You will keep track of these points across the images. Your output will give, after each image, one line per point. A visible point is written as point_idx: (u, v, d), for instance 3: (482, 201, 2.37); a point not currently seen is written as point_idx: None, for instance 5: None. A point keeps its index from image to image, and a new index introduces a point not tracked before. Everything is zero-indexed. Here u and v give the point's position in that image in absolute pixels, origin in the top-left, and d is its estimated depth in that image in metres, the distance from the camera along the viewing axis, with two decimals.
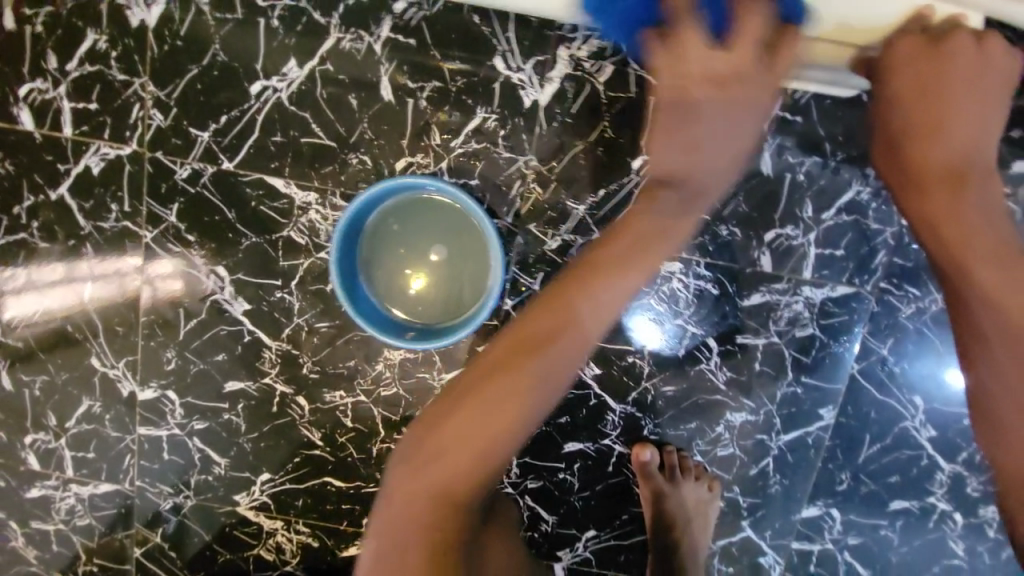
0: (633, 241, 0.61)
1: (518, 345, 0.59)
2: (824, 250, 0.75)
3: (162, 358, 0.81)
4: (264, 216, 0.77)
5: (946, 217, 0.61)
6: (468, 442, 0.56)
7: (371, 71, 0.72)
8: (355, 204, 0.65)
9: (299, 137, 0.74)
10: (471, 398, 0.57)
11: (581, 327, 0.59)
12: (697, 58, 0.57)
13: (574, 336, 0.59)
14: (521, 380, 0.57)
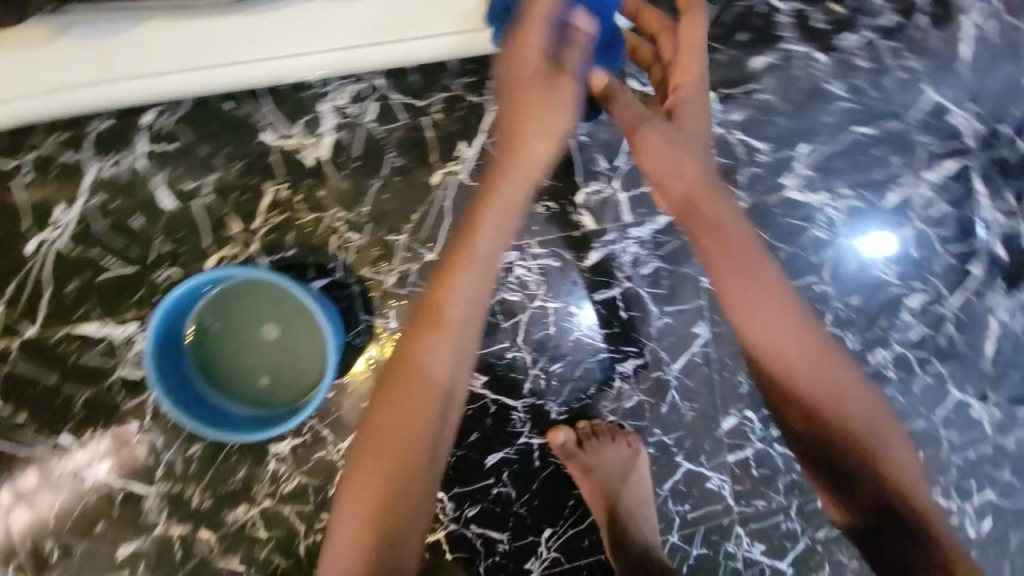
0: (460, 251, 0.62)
1: (400, 375, 0.61)
2: (631, 192, 0.82)
3: (40, 554, 0.74)
4: (91, 366, 0.73)
5: (686, 175, 0.69)
6: (389, 461, 0.60)
7: (143, 187, 0.70)
8: (156, 313, 0.60)
9: (97, 277, 0.71)
10: (377, 419, 0.61)
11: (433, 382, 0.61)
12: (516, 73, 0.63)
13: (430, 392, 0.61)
14: (415, 403, 0.60)
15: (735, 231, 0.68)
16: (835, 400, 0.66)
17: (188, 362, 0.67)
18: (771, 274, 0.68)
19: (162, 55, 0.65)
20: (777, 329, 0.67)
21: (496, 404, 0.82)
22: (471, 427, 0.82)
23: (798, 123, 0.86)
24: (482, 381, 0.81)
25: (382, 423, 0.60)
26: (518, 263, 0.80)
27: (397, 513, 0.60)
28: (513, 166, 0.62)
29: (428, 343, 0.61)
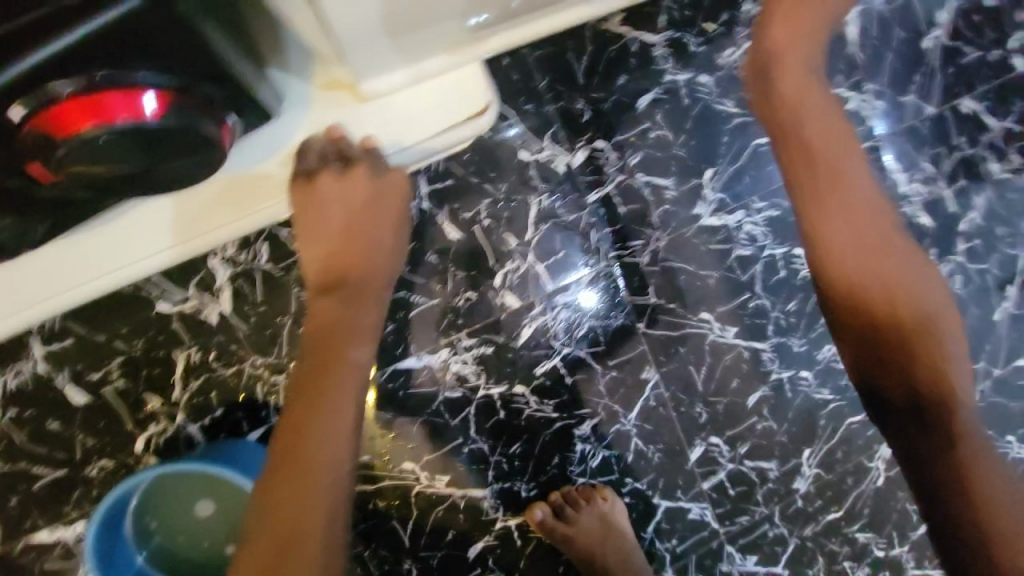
0: (306, 388, 0.56)
1: (270, 528, 0.53)
2: (548, 261, 0.81)
3: None
4: (49, 572, 0.72)
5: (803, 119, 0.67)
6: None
7: (52, 388, 0.69)
8: (87, 561, 0.59)
9: (30, 486, 0.70)
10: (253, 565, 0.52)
11: (327, 448, 0.55)
12: (335, 196, 0.58)
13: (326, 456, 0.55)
14: (289, 548, 0.52)
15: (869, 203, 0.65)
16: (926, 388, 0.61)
17: (155, 571, 0.67)
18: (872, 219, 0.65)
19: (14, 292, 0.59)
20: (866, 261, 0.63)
21: (464, 498, 0.82)
22: (446, 526, 0.82)
23: (699, 150, 0.85)
24: (445, 480, 0.81)
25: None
26: (452, 359, 0.79)
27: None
28: (355, 298, 0.59)
29: (292, 490, 0.54)
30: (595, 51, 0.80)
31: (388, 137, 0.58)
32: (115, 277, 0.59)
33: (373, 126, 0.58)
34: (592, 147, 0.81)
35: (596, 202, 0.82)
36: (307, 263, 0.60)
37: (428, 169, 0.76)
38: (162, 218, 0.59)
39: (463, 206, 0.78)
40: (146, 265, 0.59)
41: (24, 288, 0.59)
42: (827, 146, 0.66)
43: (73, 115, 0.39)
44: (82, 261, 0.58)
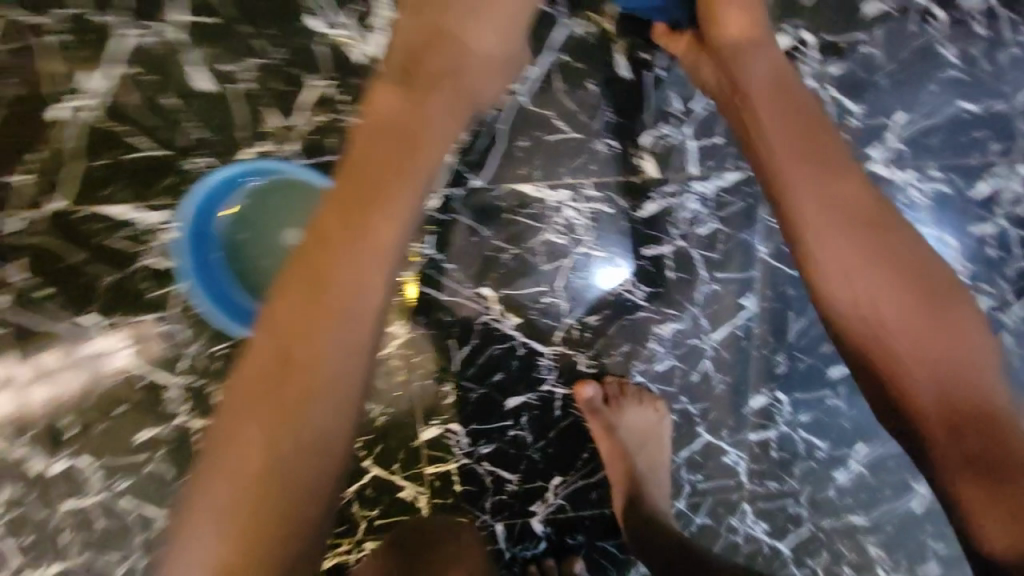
0: (350, 208, 0.51)
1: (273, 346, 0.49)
2: (703, 141, 0.74)
3: (63, 425, 0.75)
4: (115, 250, 0.69)
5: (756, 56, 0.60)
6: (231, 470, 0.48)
7: (182, 65, 0.66)
8: None
9: (127, 156, 0.67)
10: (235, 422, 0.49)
11: (399, 203, 0.53)
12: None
13: (385, 219, 0.52)
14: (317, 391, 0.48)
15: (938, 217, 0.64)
16: (949, 351, 0.53)
17: (230, 287, 0.64)
18: (858, 220, 0.55)
19: None
20: (846, 266, 0.55)
21: (524, 347, 0.79)
22: (496, 368, 0.79)
23: (900, 88, 0.76)
24: (513, 323, 0.78)
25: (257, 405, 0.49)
26: (568, 204, 0.75)
27: (354, 327, 0.50)
28: (420, 94, 0.57)
29: (318, 328, 0.49)
30: None
31: None
32: None
33: None
34: (798, 37, 0.72)
35: None
36: (399, 43, 0.59)
37: None
38: None
39: (642, 47, 0.71)
40: None
41: None
42: (795, 133, 0.58)
43: None
44: None
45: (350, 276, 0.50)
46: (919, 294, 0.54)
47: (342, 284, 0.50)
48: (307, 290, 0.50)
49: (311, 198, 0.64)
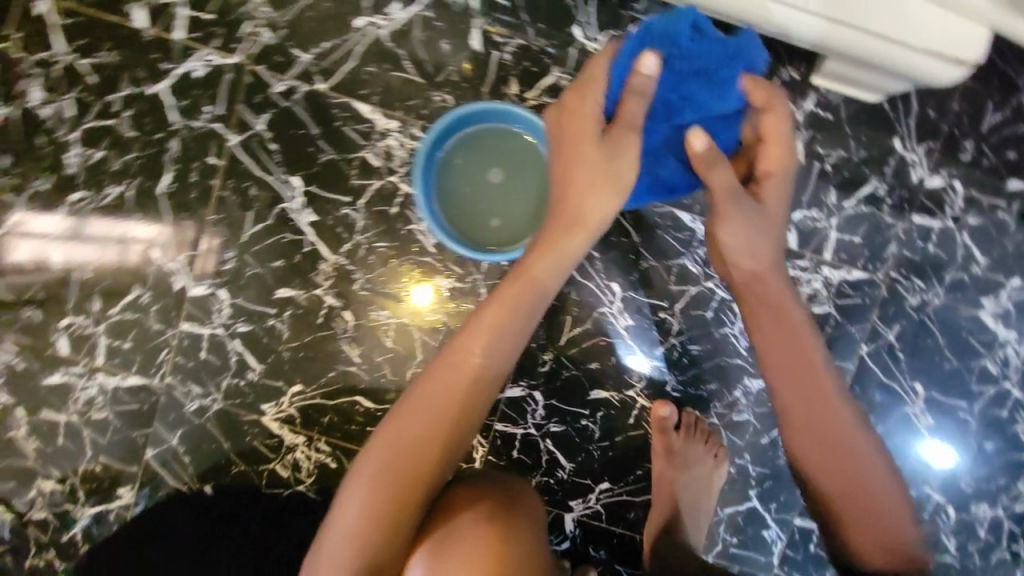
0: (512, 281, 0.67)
1: (438, 371, 0.65)
2: (843, 235, 0.84)
3: (222, 258, 0.84)
4: (346, 136, 0.81)
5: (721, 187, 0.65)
6: (397, 469, 0.63)
7: (465, 22, 0.80)
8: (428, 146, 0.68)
9: (391, 71, 0.80)
10: (395, 430, 0.64)
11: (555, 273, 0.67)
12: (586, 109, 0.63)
13: (538, 285, 0.66)
14: (465, 400, 0.65)
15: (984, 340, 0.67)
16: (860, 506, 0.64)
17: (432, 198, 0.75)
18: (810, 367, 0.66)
19: None
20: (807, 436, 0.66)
21: (626, 350, 0.86)
22: (594, 356, 0.86)
23: (1022, 256, 0.85)
24: (626, 323, 0.85)
25: (414, 416, 0.64)
26: None
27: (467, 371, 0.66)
28: (564, 185, 0.66)
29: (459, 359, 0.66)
30: (1011, 118, 0.84)
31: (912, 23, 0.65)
32: None
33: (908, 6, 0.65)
34: (949, 183, 0.84)
35: (916, 224, 0.84)
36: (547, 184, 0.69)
37: (822, 95, 0.82)
38: None
39: (822, 141, 0.82)
40: None
41: None
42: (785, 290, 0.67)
43: None
44: None
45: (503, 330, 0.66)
46: (855, 471, 0.64)
47: (489, 336, 0.66)
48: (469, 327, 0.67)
49: (522, 151, 0.76)
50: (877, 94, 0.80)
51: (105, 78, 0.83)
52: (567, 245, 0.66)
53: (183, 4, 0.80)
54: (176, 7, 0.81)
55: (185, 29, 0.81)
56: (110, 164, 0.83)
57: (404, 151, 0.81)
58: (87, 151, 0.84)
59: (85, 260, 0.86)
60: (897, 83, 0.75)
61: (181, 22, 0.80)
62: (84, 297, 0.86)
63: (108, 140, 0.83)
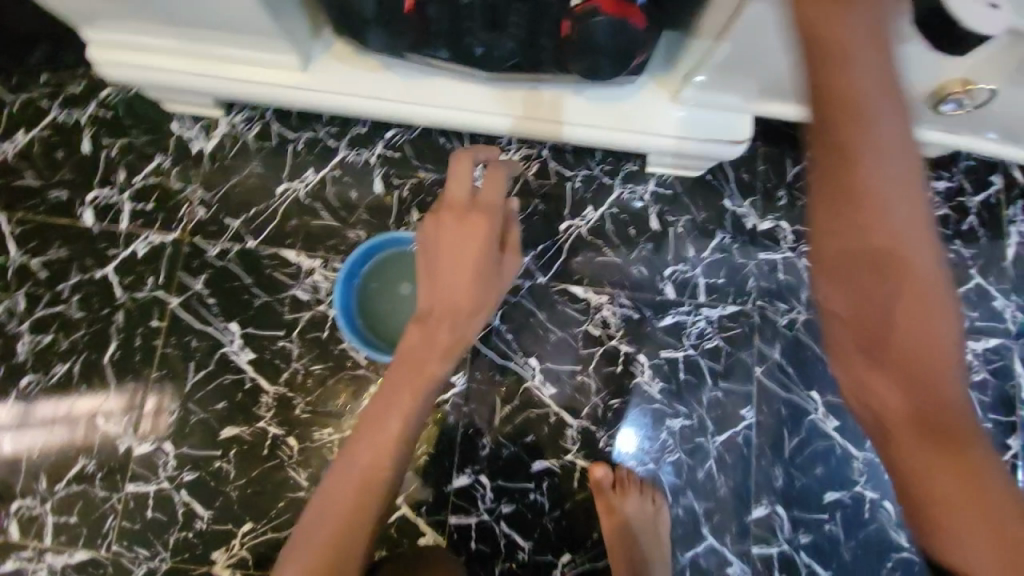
0: (409, 371, 0.69)
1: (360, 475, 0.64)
2: (710, 279, 1.00)
3: (166, 410, 0.89)
4: (277, 280, 0.94)
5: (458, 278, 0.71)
6: None
7: (367, 174, 0.98)
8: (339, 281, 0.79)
9: (310, 221, 0.96)
10: (308, 534, 0.62)
11: (452, 348, 0.71)
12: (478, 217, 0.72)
13: (430, 374, 0.69)
14: (374, 497, 0.64)
15: (891, 145, 0.39)
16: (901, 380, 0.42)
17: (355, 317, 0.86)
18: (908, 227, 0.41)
19: (357, 87, 0.83)
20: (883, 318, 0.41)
21: (556, 416, 0.94)
22: (530, 429, 0.93)
23: None
24: (550, 392, 0.94)
25: (321, 522, 0.62)
26: (606, 306, 0.98)
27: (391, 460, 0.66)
28: (454, 278, 0.71)
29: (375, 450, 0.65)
30: (808, 166, 1.06)
31: (684, 130, 0.87)
32: (433, 116, 0.86)
33: (677, 120, 0.86)
34: (777, 223, 1.04)
35: (764, 260, 1.02)
36: (434, 281, 0.71)
37: (660, 178, 1.03)
38: (479, 97, 0.84)
39: (669, 212, 1.02)
40: (450, 116, 0.86)
41: (373, 90, 0.84)
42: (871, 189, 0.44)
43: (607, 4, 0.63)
44: (436, 94, 0.84)
45: (416, 408, 0.68)
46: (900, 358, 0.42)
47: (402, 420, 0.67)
48: (380, 413, 0.67)
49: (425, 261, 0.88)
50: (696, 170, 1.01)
51: (55, 270, 0.94)
52: (455, 342, 0.71)
53: (126, 200, 0.95)
54: (121, 203, 0.95)
55: (128, 219, 0.95)
56: (59, 344, 0.91)
57: (329, 282, 0.94)
58: (37, 337, 0.92)
59: (31, 442, 0.89)
60: (711, 164, 0.95)
61: (125, 214, 0.95)
62: (29, 477, 0.88)
63: (56, 323, 0.92)
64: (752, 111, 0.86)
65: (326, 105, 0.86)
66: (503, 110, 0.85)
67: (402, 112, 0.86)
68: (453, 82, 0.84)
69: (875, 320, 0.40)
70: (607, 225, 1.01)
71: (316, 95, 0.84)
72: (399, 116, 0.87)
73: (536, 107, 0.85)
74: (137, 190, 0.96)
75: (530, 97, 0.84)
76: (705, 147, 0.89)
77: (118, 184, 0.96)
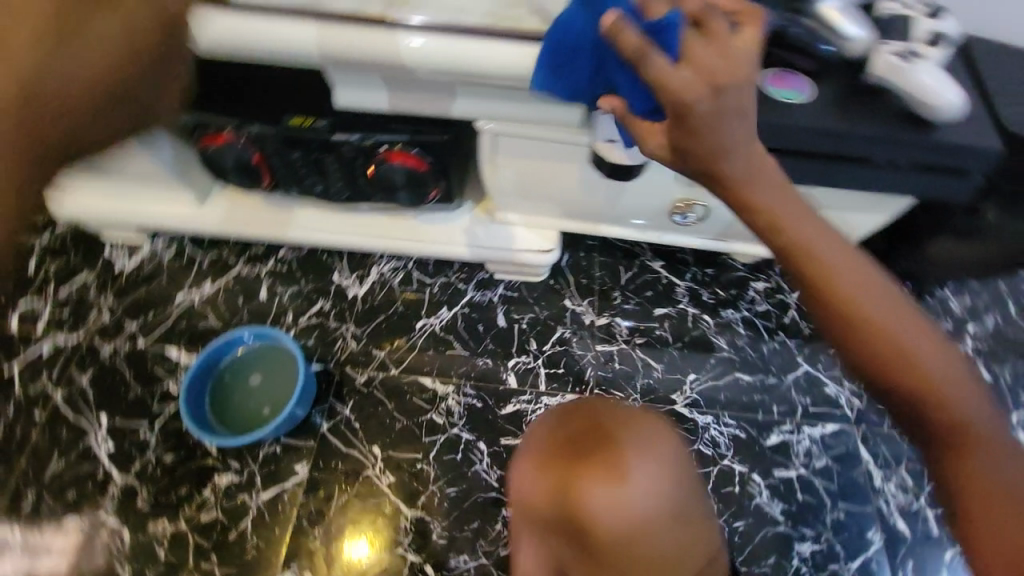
0: None
1: None
2: (550, 369, 1.11)
3: (20, 500, 0.96)
4: (154, 374, 1.05)
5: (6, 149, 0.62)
6: None
7: (255, 284, 1.17)
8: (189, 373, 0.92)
9: (197, 323, 1.12)
10: None
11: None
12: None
13: None
14: None
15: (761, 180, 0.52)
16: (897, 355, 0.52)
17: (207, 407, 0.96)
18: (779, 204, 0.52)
19: (239, 215, 1.06)
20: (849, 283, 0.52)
21: (391, 505, 0.95)
22: (362, 521, 0.94)
23: (687, 357, 1.14)
24: (388, 480, 0.97)
25: None
26: (452, 395, 1.06)
27: None
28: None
29: None
30: (641, 271, 1.24)
31: (503, 243, 1.06)
32: (300, 236, 1.07)
33: (497, 235, 1.06)
34: (613, 319, 1.18)
35: (601, 352, 1.14)
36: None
37: (507, 283, 1.20)
38: (335, 222, 1.06)
39: (515, 310, 1.17)
40: (312, 236, 1.07)
41: (252, 217, 1.06)
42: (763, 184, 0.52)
43: (397, 155, 0.86)
44: (303, 220, 1.07)
45: None
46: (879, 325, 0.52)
47: None
48: None
49: (273, 355, 0.99)
50: (536, 275, 1.18)
51: None
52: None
53: (47, 307, 1.13)
54: (41, 311, 1.13)
55: (42, 323, 1.11)
56: None
57: None
58: None
59: None
60: (541, 270, 1.11)
61: (41, 319, 1.12)
62: None
63: None
64: (556, 228, 1.06)
65: (215, 229, 1.08)
66: (358, 230, 1.06)
67: (275, 234, 1.07)
68: (317, 212, 1.07)
69: (889, 354, 0.51)
70: (459, 323, 1.15)
71: (207, 223, 1.07)
72: (273, 237, 1.08)
73: (382, 228, 1.07)
74: (58, 299, 1.14)
75: (377, 221, 1.07)
76: (524, 258, 1.08)
77: (45, 295, 1.15)
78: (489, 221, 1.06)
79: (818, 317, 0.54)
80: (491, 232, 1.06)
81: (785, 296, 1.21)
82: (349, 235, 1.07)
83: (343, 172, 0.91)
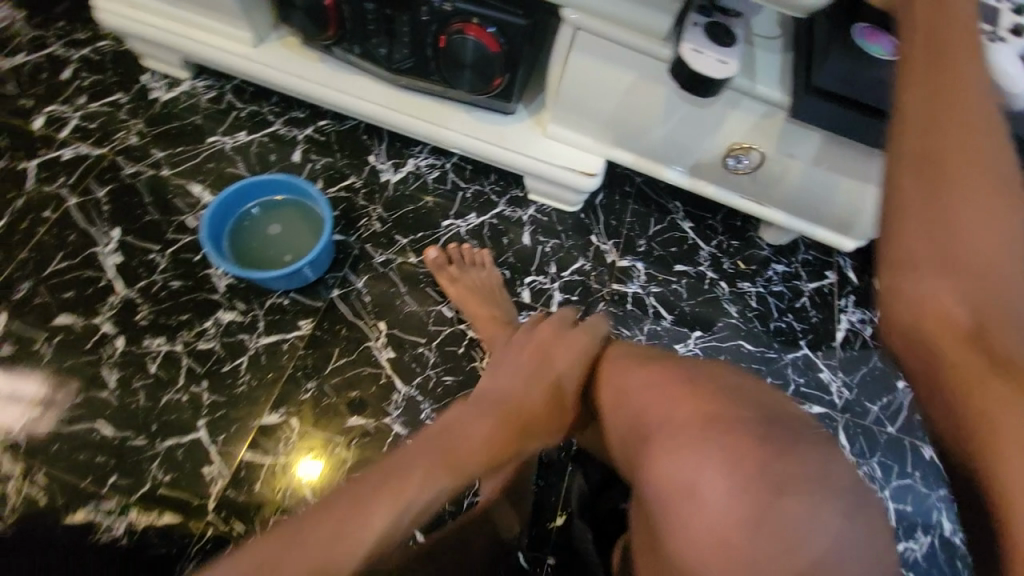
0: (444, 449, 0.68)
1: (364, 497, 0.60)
2: (564, 294, 1.12)
3: (18, 288, 0.96)
4: (173, 205, 1.04)
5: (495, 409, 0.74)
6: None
7: (290, 145, 1.14)
8: (212, 206, 0.91)
9: (225, 169, 1.10)
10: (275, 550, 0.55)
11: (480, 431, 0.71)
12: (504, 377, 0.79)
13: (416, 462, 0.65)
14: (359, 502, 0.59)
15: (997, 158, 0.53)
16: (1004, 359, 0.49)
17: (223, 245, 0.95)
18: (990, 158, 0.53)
19: (291, 67, 1.04)
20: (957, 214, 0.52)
21: (386, 380, 0.96)
22: (355, 386, 0.95)
23: (696, 315, 1.16)
24: (387, 355, 0.98)
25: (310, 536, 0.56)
26: None
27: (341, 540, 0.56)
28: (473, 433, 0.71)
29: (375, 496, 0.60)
30: (671, 226, 1.23)
31: (548, 159, 1.05)
32: (346, 104, 1.05)
33: (544, 149, 1.05)
34: (634, 264, 1.18)
35: (615, 291, 1.15)
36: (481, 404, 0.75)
37: (539, 206, 1.19)
38: (383, 95, 1.05)
39: (541, 233, 1.17)
40: (359, 106, 1.05)
41: (304, 73, 1.04)
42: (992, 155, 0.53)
43: (473, 30, 0.85)
44: (352, 86, 1.04)
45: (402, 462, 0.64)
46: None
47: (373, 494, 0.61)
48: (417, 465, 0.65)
49: (294, 210, 0.98)
50: (570, 207, 1.17)
51: None
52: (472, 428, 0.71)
53: (76, 117, 1.10)
54: (69, 119, 1.10)
55: (70, 131, 1.09)
56: None
57: None
58: None
59: None
60: (578, 198, 1.11)
61: (68, 127, 1.09)
62: None
63: None
64: (604, 155, 1.04)
65: (264, 74, 1.04)
66: (407, 112, 1.05)
67: (323, 96, 1.05)
68: (367, 81, 1.05)
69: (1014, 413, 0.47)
70: (484, 232, 1.15)
71: (259, 66, 1.04)
72: (324, 101, 1.06)
73: (429, 114, 1.05)
74: (90, 111, 1.11)
75: (427, 106, 1.05)
76: (565, 180, 1.07)
77: (76, 105, 1.12)
78: (538, 133, 1.05)
79: (910, 285, 0.54)
80: (538, 145, 1.05)
81: (803, 283, 1.22)
82: (394, 114, 1.05)
83: (410, 36, 0.89)
